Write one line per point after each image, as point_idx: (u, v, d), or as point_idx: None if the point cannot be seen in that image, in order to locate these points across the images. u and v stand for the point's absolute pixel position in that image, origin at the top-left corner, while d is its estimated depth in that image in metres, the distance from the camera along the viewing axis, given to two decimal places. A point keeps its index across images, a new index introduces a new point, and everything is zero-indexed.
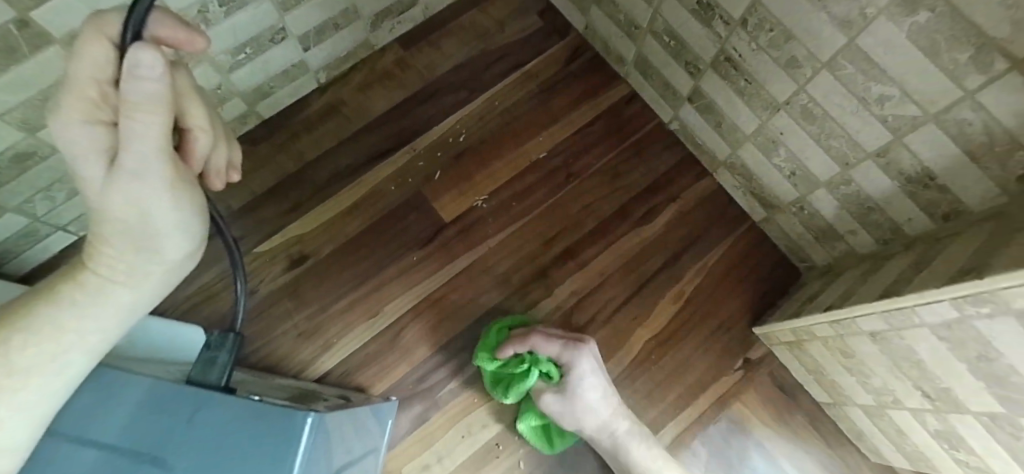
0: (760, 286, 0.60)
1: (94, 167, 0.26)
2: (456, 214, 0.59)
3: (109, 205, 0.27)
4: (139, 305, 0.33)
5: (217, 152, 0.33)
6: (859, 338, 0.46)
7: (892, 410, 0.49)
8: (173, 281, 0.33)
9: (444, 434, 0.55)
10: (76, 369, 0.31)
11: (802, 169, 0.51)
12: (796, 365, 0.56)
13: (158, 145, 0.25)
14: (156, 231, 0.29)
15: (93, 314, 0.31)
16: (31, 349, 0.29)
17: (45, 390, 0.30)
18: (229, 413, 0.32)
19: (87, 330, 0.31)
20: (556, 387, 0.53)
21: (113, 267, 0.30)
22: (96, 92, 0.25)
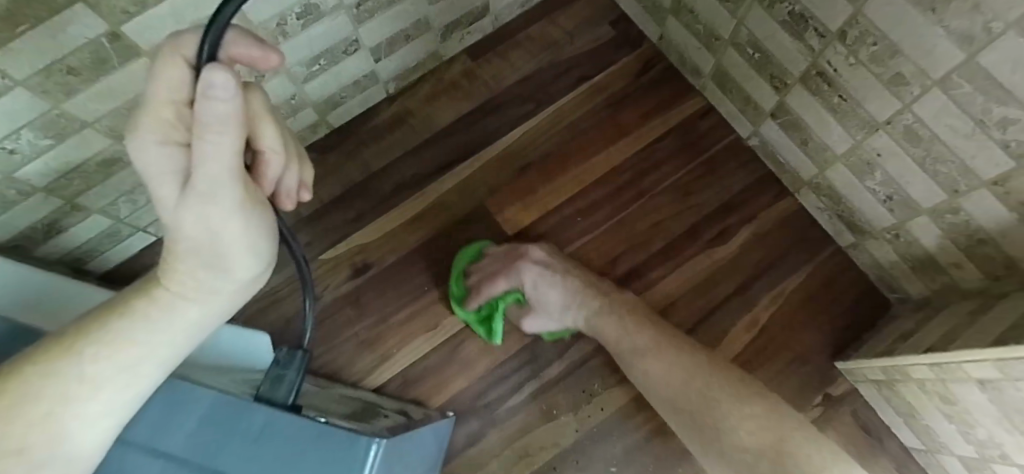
0: (846, 316, 0.56)
1: (166, 187, 0.26)
2: (518, 228, 0.58)
3: (181, 225, 0.26)
4: (209, 318, 0.32)
5: (289, 173, 0.33)
6: (965, 385, 0.42)
7: (998, 465, 0.44)
8: (241, 296, 0.33)
9: (501, 452, 0.54)
10: (149, 378, 0.31)
11: (900, 193, 0.47)
12: (884, 405, 0.52)
13: (230, 164, 0.24)
14: (227, 250, 0.28)
15: (163, 327, 0.30)
16: (103, 362, 0.29)
17: (117, 399, 0.30)
18: (296, 436, 0.33)
19: (157, 344, 0.30)
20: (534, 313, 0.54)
21: (184, 283, 0.29)
22: (171, 113, 0.24)
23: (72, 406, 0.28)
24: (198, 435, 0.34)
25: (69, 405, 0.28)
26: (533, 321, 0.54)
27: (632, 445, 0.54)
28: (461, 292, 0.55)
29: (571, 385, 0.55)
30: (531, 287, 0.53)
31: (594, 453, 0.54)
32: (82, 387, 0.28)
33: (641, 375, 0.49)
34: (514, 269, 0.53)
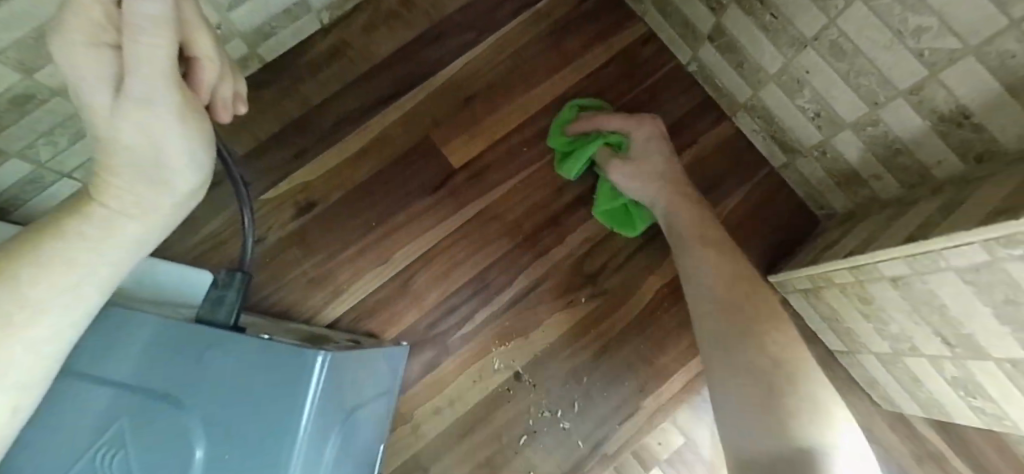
0: (778, 233, 0.59)
1: (98, 97, 0.24)
2: (465, 160, 0.58)
3: (119, 134, 0.25)
4: (151, 237, 0.31)
5: (225, 86, 0.31)
6: (879, 283, 0.45)
7: (908, 358, 0.48)
8: (184, 214, 0.32)
9: (456, 378, 0.55)
10: (90, 298, 0.30)
11: (827, 109, 0.49)
12: (811, 312, 0.55)
13: (165, 71, 0.23)
14: (167, 162, 0.28)
15: (103, 246, 0.29)
16: (41, 284, 0.28)
17: (58, 322, 0.29)
18: (243, 356, 0.33)
19: (98, 264, 0.30)
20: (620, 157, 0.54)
21: (123, 199, 0.28)
22: (100, 11, 0.22)
23: (10, 331, 0.28)
24: (146, 365, 0.33)
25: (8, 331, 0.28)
26: (621, 168, 0.53)
27: (579, 365, 0.56)
28: (572, 117, 0.57)
29: (522, 311, 0.57)
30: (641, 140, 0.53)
31: (546, 373, 0.56)
32: (21, 311, 0.28)
33: (707, 325, 0.48)
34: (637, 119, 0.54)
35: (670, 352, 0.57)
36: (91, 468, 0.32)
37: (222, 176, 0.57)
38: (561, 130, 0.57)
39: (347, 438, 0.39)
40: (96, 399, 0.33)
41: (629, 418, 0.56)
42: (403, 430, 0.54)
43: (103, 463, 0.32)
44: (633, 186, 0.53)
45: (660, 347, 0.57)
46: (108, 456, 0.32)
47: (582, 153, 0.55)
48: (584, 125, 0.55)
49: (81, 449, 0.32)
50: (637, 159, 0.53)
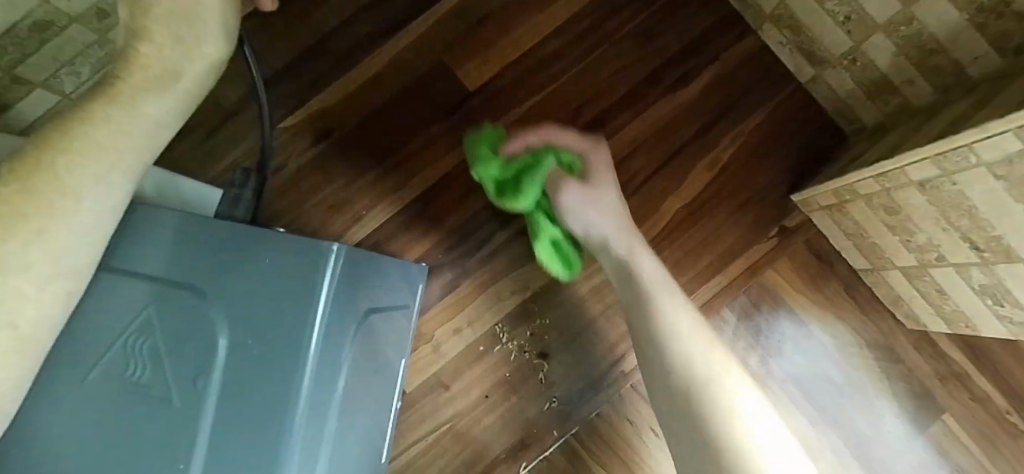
0: (804, 151, 0.57)
1: None
2: (479, 83, 0.58)
3: None
4: (167, 122, 0.32)
5: None
6: (907, 190, 0.42)
7: (934, 269, 0.45)
8: (191, 107, 0.34)
9: (474, 300, 0.56)
10: (122, 184, 0.28)
11: (858, 11, 0.46)
12: (835, 230, 0.54)
13: None
14: (199, 24, 0.32)
15: (133, 125, 0.29)
16: (79, 164, 0.26)
17: (100, 206, 0.27)
18: (270, 249, 0.33)
19: (127, 147, 0.29)
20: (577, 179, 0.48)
21: (150, 67, 0.31)
22: None
23: (57, 218, 0.25)
24: (177, 256, 0.32)
25: (54, 217, 0.25)
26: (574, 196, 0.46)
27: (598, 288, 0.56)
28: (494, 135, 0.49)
29: None
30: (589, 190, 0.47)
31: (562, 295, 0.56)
32: (62, 195, 0.25)
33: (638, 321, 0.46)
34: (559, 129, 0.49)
35: (687, 273, 0.56)
36: (121, 357, 0.29)
37: (241, 105, 0.57)
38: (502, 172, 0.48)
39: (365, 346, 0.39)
40: (123, 293, 0.31)
41: None
42: (425, 349, 0.56)
43: (135, 351, 0.29)
44: (591, 209, 0.46)
45: (678, 268, 0.56)
46: (141, 343, 0.30)
47: (543, 231, 0.49)
48: (515, 148, 0.48)
49: (109, 341, 0.30)
50: (578, 202, 0.46)
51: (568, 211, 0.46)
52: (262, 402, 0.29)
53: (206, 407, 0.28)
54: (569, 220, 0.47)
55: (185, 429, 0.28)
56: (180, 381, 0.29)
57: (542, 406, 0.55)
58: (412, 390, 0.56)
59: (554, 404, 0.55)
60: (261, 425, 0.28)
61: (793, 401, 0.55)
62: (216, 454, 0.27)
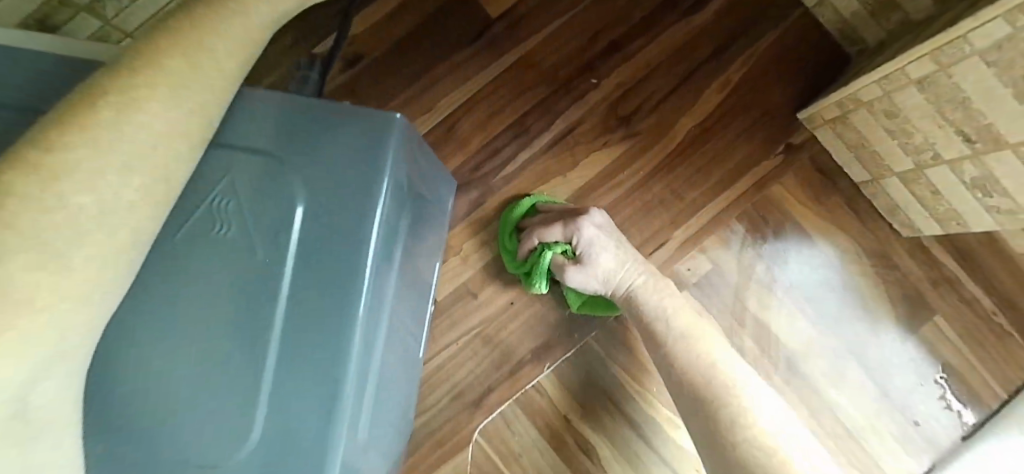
0: (809, 73, 0.61)
1: None
2: (501, 11, 0.61)
3: None
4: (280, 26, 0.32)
5: None
6: (906, 91, 0.45)
7: (930, 170, 0.49)
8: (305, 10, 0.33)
9: (499, 216, 0.60)
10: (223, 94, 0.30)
11: None
12: (838, 145, 0.57)
13: None
14: None
15: (244, 33, 0.30)
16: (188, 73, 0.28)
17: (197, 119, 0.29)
18: (337, 122, 0.34)
19: (233, 56, 0.30)
20: (575, 261, 0.54)
21: None
22: None
23: (158, 125, 0.27)
24: (250, 125, 0.34)
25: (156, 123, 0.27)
26: (575, 273, 0.53)
27: (616, 203, 0.60)
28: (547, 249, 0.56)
29: (559, 153, 0.60)
30: (586, 240, 0.53)
31: None
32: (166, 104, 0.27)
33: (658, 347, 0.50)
34: (574, 222, 0.53)
35: (699, 188, 0.60)
36: (206, 217, 0.33)
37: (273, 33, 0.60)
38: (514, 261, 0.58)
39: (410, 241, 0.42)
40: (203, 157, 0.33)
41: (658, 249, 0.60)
42: (454, 261, 0.60)
43: (220, 209, 0.33)
44: (594, 283, 0.53)
45: (691, 183, 0.60)
46: (224, 202, 0.33)
47: (541, 269, 0.55)
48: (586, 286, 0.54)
49: (197, 199, 0.33)
50: (592, 249, 0.53)
51: (593, 262, 0.53)
52: (330, 296, 0.32)
53: (285, 265, 0.33)
54: (568, 275, 0.53)
55: (270, 278, 0.32)
56: (262, 237, 0.33)
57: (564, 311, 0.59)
58: (442, 299, 0.60)
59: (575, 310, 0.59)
60: (328, 294, 0.32)
61: (796, 309, 0.60)
62: (293, 309, 0.32)
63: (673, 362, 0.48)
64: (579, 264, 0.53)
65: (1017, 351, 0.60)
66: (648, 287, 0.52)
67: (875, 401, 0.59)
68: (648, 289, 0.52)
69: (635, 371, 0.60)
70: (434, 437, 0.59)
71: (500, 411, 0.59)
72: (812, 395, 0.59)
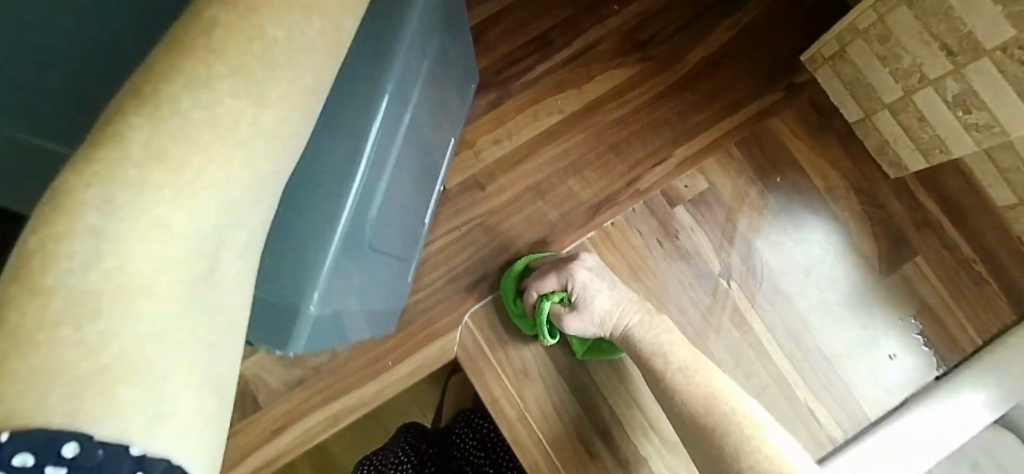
0: (814, 22, 0.66)
1: None
2: None
3: None
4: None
5: None
6: (897, 11, 0.50)
7: (917, 95, 0.53)
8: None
9: (514, 117, 0.64)
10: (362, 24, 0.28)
11: None
12: (835, 84, 0.62)
13: None
14: None
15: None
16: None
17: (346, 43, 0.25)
18: None
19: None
20: (571, 308, 0.55)
21: None
22: None
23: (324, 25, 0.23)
24: None
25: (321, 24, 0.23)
26: (573, 321, 0.55)
27: (625, 118, 0.64)
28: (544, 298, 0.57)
29: (576, 67, 0.65)
30: (579, 285, 0.55)
31: (592, 120, 0.64)
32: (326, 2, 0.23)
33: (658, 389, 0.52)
34: (566, 269, 0.55)
35: (704, 112, 0.64)
36: None
37: None
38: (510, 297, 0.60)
39: (432, 109, 0.49)
40: None
41: (660, 162, 0.63)
42: (467, 153, 0.63)
43: None
44: (591, 328, 0.55)
45: (696, 107, 0.64)
46: None
47: (543, 320, 0.56)
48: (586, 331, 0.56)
49: None
50: (586, 293, 0.54)
51: (589, 304, 0.54)
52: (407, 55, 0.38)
53: None
54: (564, 321, 0.55)
55: None
56: None
57: (565, 210, 0.63)
58: (451, 187, 0.63)
59: (576, 210, 0.63)
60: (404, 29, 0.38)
61: (786, 237, 0.63)
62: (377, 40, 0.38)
63: (673, 393, 0.50)
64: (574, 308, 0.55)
65: (995, 298, 0.62)
66: (642, 326, 0.53)
67: (852, 331, 0.62)
68: (643, 326, 0.53)
69: (624, 275, 0.62)
70: (427, 315, 0.62)
71: (493, 298, 0.62)
72: (790, 317, 0.62)
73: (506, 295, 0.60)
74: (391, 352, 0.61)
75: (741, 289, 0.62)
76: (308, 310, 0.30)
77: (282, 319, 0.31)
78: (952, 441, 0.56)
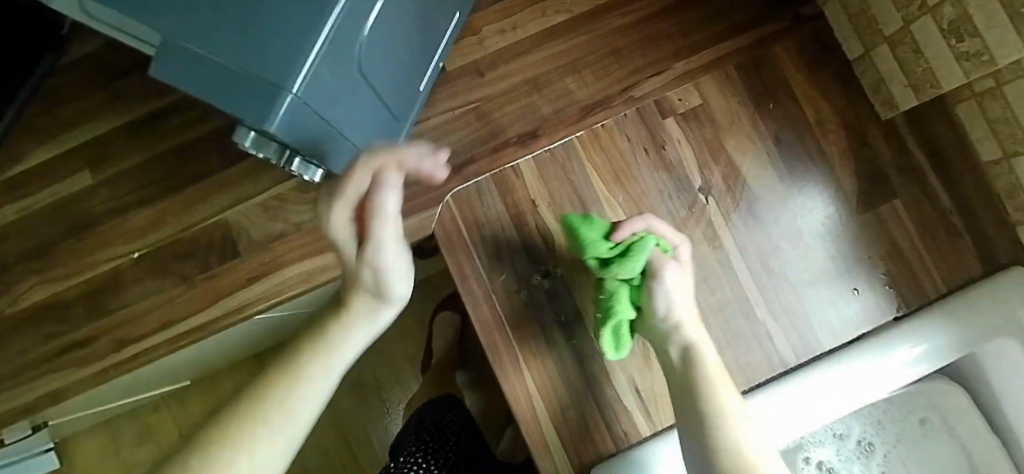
0: None
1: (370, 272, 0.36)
2: None
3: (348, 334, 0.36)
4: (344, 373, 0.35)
5: None
6: None
7: (916, 23, 0.54)
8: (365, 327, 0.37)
9: (523, 11, 0.65)
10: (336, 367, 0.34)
11: None
12: (842, 16, 0.64)
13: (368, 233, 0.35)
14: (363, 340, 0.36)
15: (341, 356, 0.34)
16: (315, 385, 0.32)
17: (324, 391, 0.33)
18: None
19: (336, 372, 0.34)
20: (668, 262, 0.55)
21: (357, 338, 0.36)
22: None
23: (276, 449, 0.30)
24: None
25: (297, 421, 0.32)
26: (670, 270, 0.54)
27: (629, 26, 0.65)
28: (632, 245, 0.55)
29: None
30: (683, 252, 0.57)
31: (598, 24, 0.65)
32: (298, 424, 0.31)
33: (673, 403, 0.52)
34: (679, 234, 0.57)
35: (708, 31, 0.65)
36: None
37: None
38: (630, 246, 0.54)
39: None
40: None
41: (658, 72, 0.64)
42: (471, 38, 0.65)
43: None
44: (677, 293, 0.54)
45: (702, 25, 0.65)
46: None
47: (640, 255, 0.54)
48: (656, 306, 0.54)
49: None
50: (683, 267, 0.56)
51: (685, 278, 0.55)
52: None
53: None
54: (665, 269, 0.54)
55: None
56: None
57: (560, 105, 0.64)
58: (452, 69, 0.64)
59: (570, 108, 0.64)
60: None
61: (770, 164, 0.64)
62: None
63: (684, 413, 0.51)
64: (661, 269, 0.54)
65: (964, 249, 0.64)
66: (703, 343, 0.53)
67: (819, 262, 0.64)
68: (702, 338, 0.53)
69: (605, 175, 0.63)
70: (410, 190, 0.63)
71: (476, 182, 0.63)
72: (763, 238, 0.63)
73: (591, 222, 0.55)
74: None
75: (718, 206, 0.63)
76: (291, 93, 0.35)
77: (266, 99, 0.35)
78: (896, 384, 0.59)
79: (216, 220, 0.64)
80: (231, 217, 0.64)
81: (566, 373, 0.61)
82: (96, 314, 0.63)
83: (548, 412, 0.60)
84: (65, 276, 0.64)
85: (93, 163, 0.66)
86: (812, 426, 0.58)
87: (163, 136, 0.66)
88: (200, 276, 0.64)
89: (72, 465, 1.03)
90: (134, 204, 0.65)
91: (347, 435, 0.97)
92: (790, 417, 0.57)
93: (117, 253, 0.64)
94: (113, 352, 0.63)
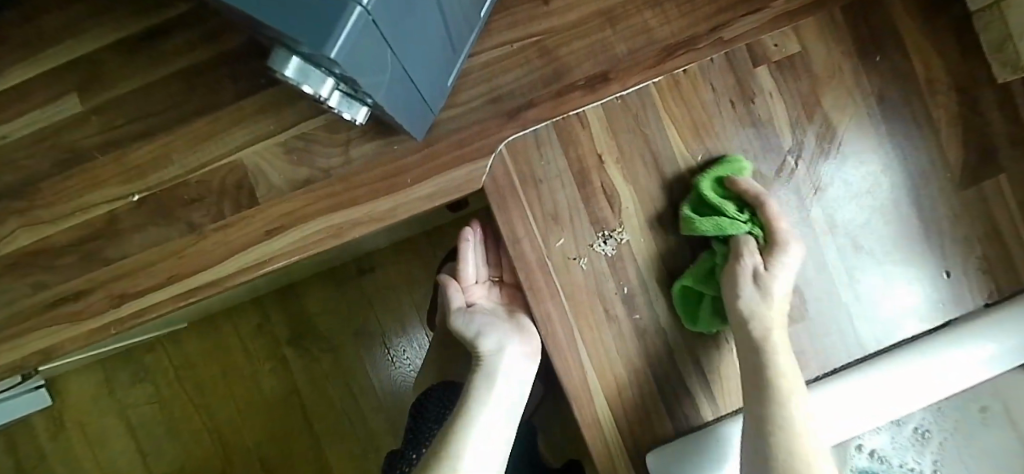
0: None
1: (475, 323, 0.57)
2: None
3: (471, 326, 0.57)
4: (512, 381, 0.56)
5: None
6: None
7: None
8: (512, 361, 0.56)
9: None
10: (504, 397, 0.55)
11: None
12: None
13: (483, 318, 0.58)
14: (505, 364, 0.55)
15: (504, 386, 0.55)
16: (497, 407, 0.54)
17: (503, 413, 0.54)
18: None
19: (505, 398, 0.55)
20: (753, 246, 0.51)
21: (511, 375, 0.56)
22: None
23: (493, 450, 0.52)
24: None
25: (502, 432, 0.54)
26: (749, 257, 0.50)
27: None
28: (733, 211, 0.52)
29: None
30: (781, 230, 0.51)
31: None
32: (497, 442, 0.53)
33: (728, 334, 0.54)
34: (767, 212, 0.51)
35: None
36: None
37: None
38: (716, 207, 0.52)
39: None
40: None
41: (756, 10, 0.55)
42: None
43: None
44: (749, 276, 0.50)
45: None
46: None
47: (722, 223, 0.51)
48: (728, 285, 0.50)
49: None
50: (779, 271, 0.50)
51: (768, 284, 0.49)
52: None
53: None
54: (744, 259, 0.50)
55: None
56: None
57: (636, 45, 0.55)
58: None
59: (649, 48, 0.55)
60: None
61: (870, 122, 0.56)
62: None
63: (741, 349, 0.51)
64: (753, 276, 0.50)
65: None
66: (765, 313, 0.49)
67: (913, 236, 0.57)
68: (782, 346, 0.49)
69: (684, 129, 0.55)
70: (456, 138, 0.55)
71: (534, 130, 0.54)
72: (853, 207, 0.56)
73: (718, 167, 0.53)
74: (412, 169, 0.55)
75: (807, 168, 0.56)
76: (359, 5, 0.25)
77: (324, 17, 0.25)
78: (968, 382, 0.52)
79: (230, 161, 0.55)
80: (248, 158, 0.55)
81: (627, 351, 0.55)
82: (91, 263, 0.55)
83: (602, 392, 0.55)
84: (54, 218, 0.56)
85: (83, 86, 0.56)
86: (867, 423, 0.52)
87: (166, 57, 0.56)
88: (212, 227, 0.55)
89: (65, 409, 0.98)
90: (132, 139, 0.56)
91: (349, 382, 0.98)
92: (835, 412, 0.52)
93: (115, 195, 0.56)
94: (113, 308, 0.55)
